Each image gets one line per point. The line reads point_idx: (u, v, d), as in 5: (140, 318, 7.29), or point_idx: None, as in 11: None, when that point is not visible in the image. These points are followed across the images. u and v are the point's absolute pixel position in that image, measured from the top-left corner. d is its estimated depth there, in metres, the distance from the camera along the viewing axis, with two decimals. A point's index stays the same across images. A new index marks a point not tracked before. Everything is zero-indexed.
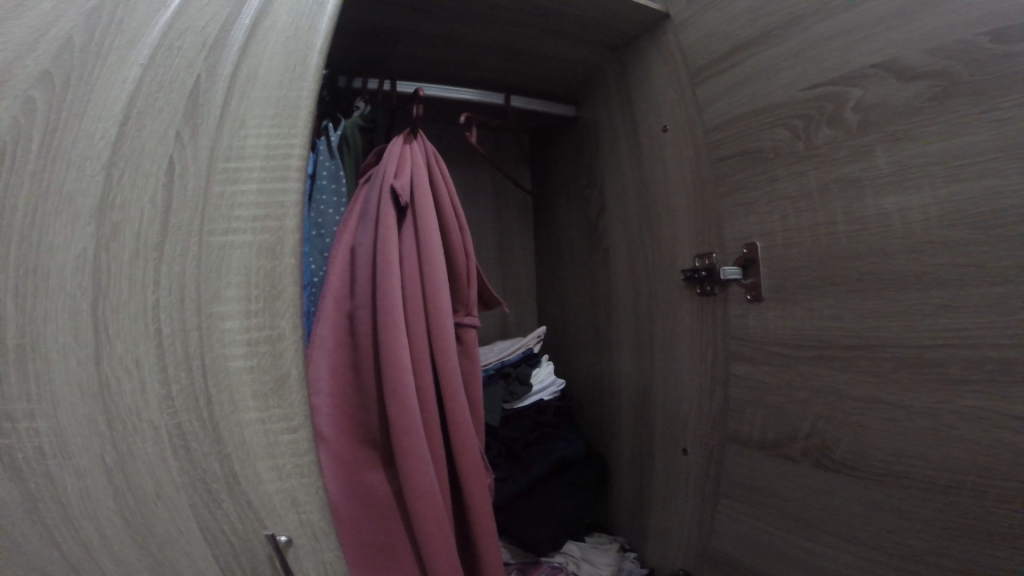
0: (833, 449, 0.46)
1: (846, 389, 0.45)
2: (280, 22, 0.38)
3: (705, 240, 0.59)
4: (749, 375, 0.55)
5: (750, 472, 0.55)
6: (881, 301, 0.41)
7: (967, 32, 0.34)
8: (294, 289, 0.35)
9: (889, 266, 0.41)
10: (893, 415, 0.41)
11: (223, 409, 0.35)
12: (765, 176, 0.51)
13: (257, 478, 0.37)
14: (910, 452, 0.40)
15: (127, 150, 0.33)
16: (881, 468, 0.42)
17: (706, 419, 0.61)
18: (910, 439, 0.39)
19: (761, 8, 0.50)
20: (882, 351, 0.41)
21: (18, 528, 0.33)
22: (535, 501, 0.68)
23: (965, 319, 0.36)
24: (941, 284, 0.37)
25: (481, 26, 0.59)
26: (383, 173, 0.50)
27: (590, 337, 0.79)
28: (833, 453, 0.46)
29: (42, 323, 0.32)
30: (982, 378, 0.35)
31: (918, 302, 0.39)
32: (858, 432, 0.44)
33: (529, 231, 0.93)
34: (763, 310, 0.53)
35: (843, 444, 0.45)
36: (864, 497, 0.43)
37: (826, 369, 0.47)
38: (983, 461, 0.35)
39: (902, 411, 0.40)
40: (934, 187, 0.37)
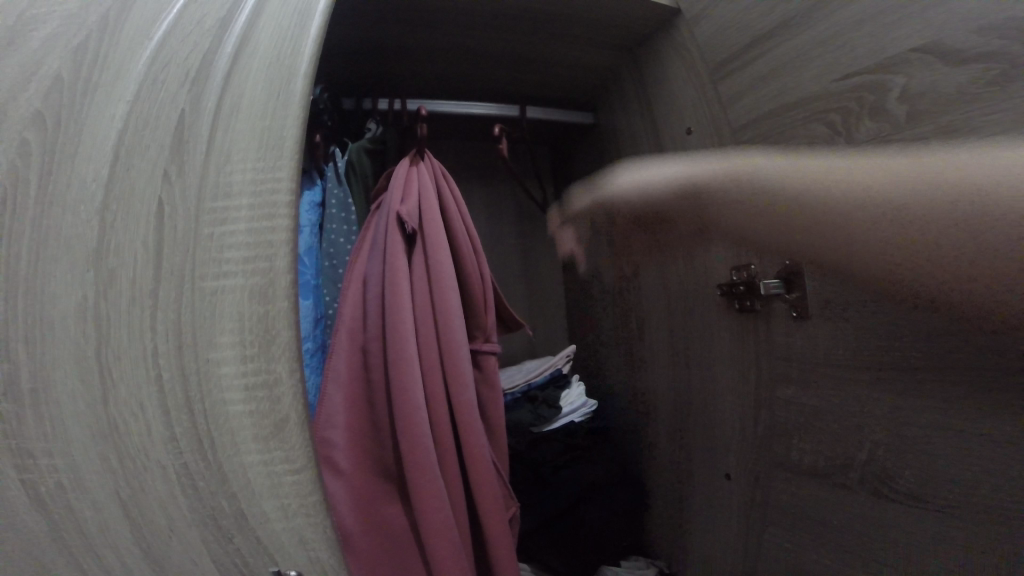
0: (894, 479, 0.41)
1: (909, 414, 0.40)
2: (262, 47, 0.38)
3: (742, 250, 0.53)
4: (795, 396, 0.50)
5: (798, 493, 0.51)
6: (946, 316, 0.36)
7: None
8: (288, 332, 0.34)
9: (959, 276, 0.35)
10: (967, 444, 0.36)
11: (225, 450, 0.35)
12: (804, 179, 0.46)
13: (263, 516, 0.36)
14: (988, 486, 0.35)
15: (118, 192, 0.33)
16: (946, 499, 0.38)
17: (749, 440, 0.56)
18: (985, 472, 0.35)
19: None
20: (947, 370, 0.37)
21: (47, 554, 0.35)
22: None
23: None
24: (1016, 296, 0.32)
25: (494, 36, 0.58)
26: (390, 199, 0.48)
27: (622, 352, 0.75)
28: (893, 484, 0.41)
29: (52, 365, 0.32)
30: None
31: (991, 317, 0.34)
32: (922, 460, 0.39)
33: (557, 241, 0.90)
34: (810, 327, 0.47)
35: (902, 471, 0.41)
36: (931, 530, 0.39)
37: (884, 393, 0.41)
38: None
39: (978, 439, 0.35)
40: (1008, 184, 0.32)
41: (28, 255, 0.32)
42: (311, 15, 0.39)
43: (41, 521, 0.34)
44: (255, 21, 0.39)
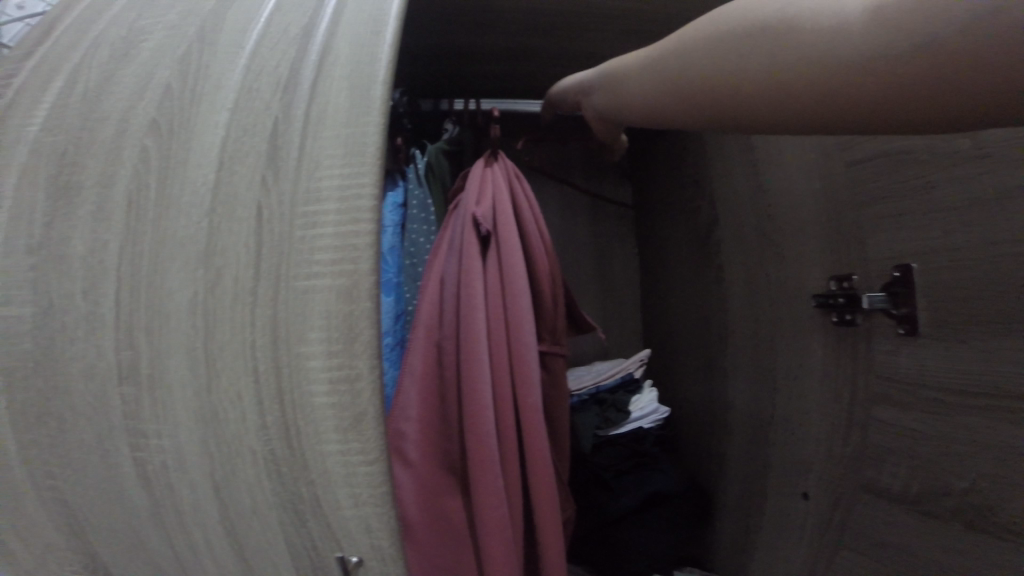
0: (998, 514, 0.37)
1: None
2: (343, 54, 0.40)
3: (841, 256, 0.48)
4: (895, 420, 0.45)
5: (889, 530, 0.46)
6: None
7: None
8: (371, 330, 0.34)
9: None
10: None
11: (309, 439, 0.36)
12: (920, 180, 0.41)
13: (336, 503, 0.37)
14: None
15: (223, 196, 0.36)
16: None
17: (836, 464, 0.51)
18: None
19: None
20: None
21: (147, 521, 0.38)
22: (619, 535, 0.62)
23: None
24: None
25: (569, 29, 0.56)
26: (466, 199, 0.49)
27: (697, 359, 0.71)
28: (997, 520, 0.37)
29: (163, 353, 0.35)
30: None
31: None
32: None
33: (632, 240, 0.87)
34: (917, 346, 0.42)
35: (1014, 511, 0.36)
36: None
37: (1006, 430, 0.36)
38: None
39: None
40: None
41: (149, 250, 0.35)
42: (384, 23, 0.41)
43: (147, 495, 0.37)
44: (336, 31, 0.41)
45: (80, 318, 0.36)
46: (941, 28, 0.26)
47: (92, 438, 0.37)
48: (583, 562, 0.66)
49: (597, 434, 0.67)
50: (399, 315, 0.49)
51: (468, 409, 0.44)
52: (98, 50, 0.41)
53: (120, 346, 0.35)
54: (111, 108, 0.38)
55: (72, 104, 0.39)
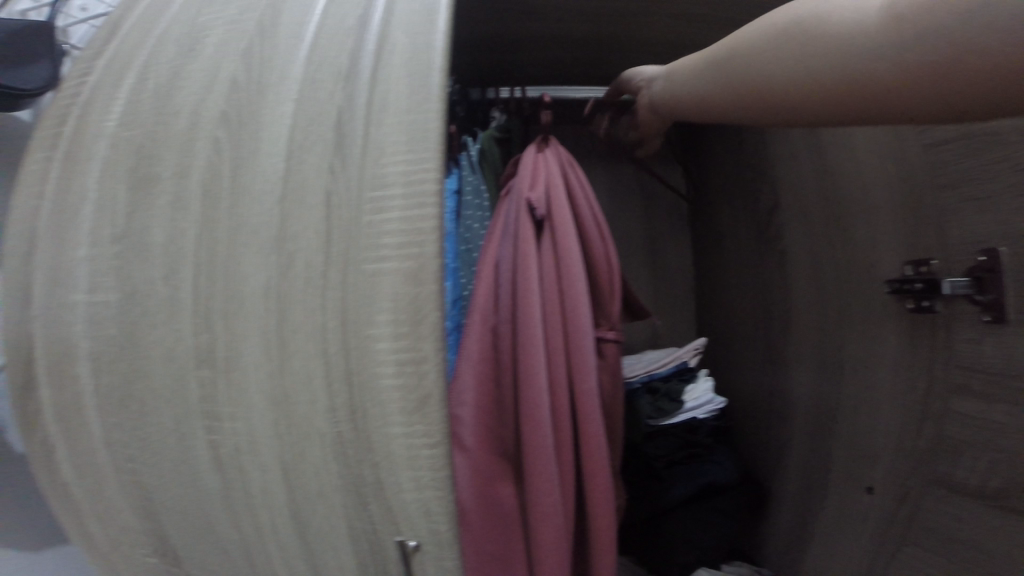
0: None
1: None
2: (399, 43, 0.39)
3: (917, 240, 0.46)
4: (975, 413, 0.42)
5: (960, 529, 0.43)
6: None
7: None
8: (436, 313, 0.34)
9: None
10: None
11: (375, 421, 0.36)
12: (1010, 160, 0.38)
13: (398, 486, 0.37)
14: None
15: (293, 184, 0.36)
16: None
17: (906, 458, 0.48)
18: None
19: None
20: None
21: (218, 501, 0.39)
22: (668, 526, 0.61)
23: None
24: None
25: (621, 15, 0.55)
26: (520, 185, 0.48)
27: (759, 348, 0.69)
28: None
29: (239, 340, 0.36)
30: None
31: None
32: None
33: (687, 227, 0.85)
34: (1000, 335, 0.39)
35: None
36: None
37: None
38: None
39: None
40: None
41: (224, 238, 0.37)
42: (436, 12, 0.40)
43: (218, 476, 0.39)
44: (391, 20, 0.41)
45: (161, 304, 0.37)
46: (954, 22, 0.31)
47: (170, 419, 0.38)
48: (631, 550, 0.66)
49: (648, 423, 0.65)
50: (456, 301, 0.49)
51: (526, 395, 0.43)
52: (164, 48, 0.42)
53: (197, 330, 0.37)
54: (181, 102, 0.40)
55: (145, 100, 0.40)
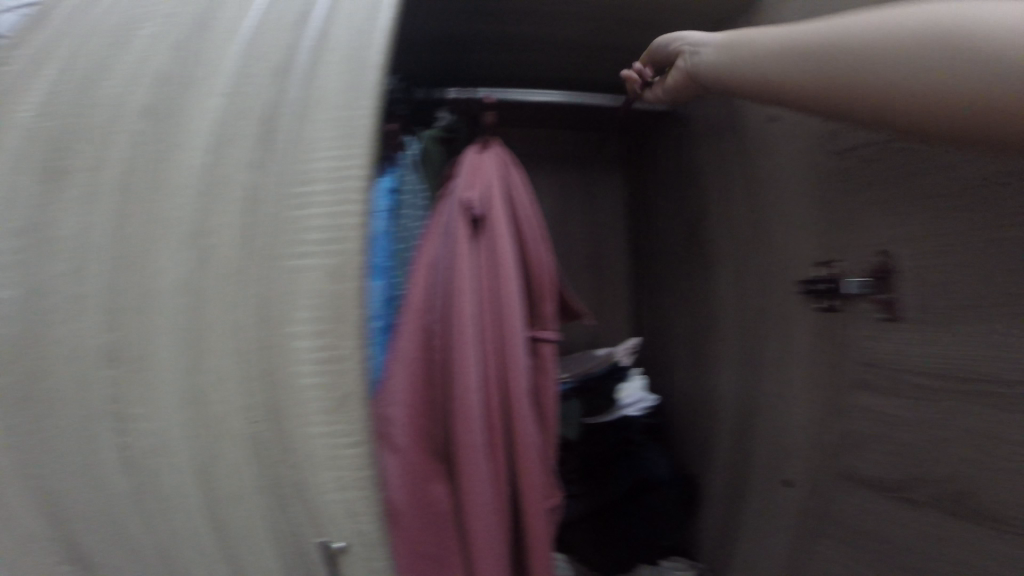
0: (978, 503, 0.38)
1: (1007, 438, 0.36)
2: (338, 42, 0.40)
3: (825, 243, 0.49)
4: (874, 407, 0.46)
5: (867, 517, 0.47)
6: None
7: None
8: (358, 311, 0.34)
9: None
10: None
11: (295, 420, 0.36)
12: (904, 169, 0.42)
13: (320, 487, 0.37)
14: None
15: (216, 177, 0.35)
16: None
17: (816, 452, 0.52)
18: None
19: None
20: None
21: (129, 507, 0.37)
22: (606, 524, 0.64)
23: None
24: None
25: (564, 22, 0.56)
26: (457, 185, 0.48)
27: (686, 349, 0.72)
28: (977, 508, 0.38)
29: (155, 336, 0.35)
30: None
31: None
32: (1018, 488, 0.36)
33: (622, 232, 0.87)
34: (895, 334, 0.43)
35: (996, 501, 0.37)
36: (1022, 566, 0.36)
37: (982, 413, 0.38)
38: None
39: None
40: None
41: (139, 232, 0.35)
42: (382, 11, 0.42)
43: (129, 481, 0.37)
44: (332, 23, 0.41)
45: (66, 300, 0.35)
46: (968, 77, 0.30)
47: (76, 418, 0.36)
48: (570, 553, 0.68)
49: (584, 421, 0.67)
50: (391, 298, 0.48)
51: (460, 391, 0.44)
52: (90, 41, 0.40)
53: (107, 328, 0.35)
54: (102, 91, 0.38)
55: (60, 88, 0.38)
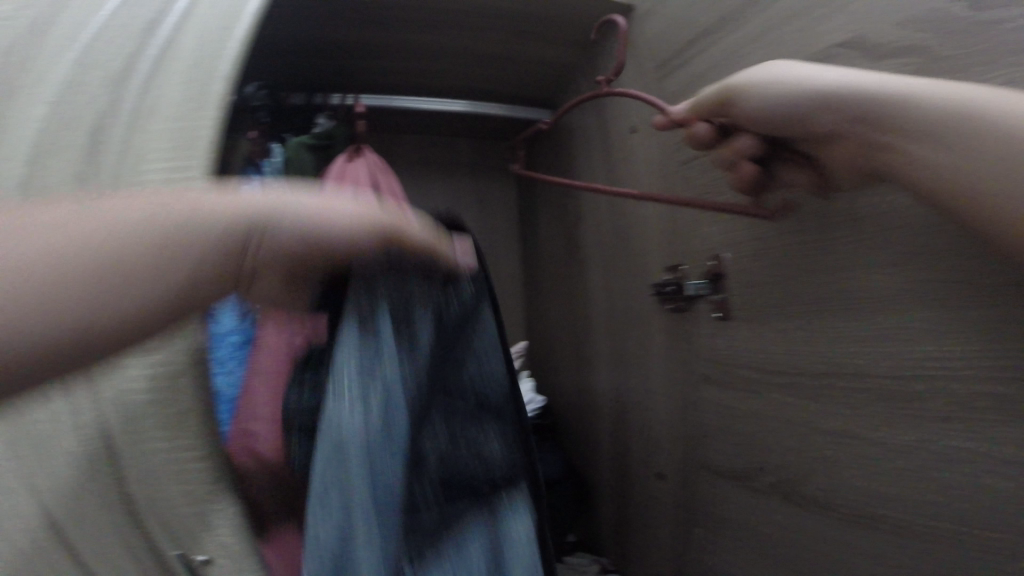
0: (806, 486, 0.43)
1: (819, 421, 0.41)
2: (185, 49, 0.39)
3: (676, 248, 0.54)
4: (720, 399, 0.50)
5: (724, 504, 0.51)
6: (861, 317, 0.38)
7: (942, 1, 0.34)
8: (194, 324, 0.34)
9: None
10: (871, 451, 0.38)
11: (131, 437, 0.35)
12: (731, 177, 0.46)
13: (169, 502, 0.36)
14: (890, 496, 0.37)
15: (33, 193, 0.35)
16: (856, 509, 0.39)
17: (680, 445, 0.55)
18: (889, 482, 0.37)
19: None
20: (857, 380, 0.38)
21: None
22: None
23: (953, 324, 0.32)
24: (923, 294, 0.34)
25: (438, 33, 0.59)
26: None
27: (569, 351, 0.75)
28: (805, 490, 0.43)
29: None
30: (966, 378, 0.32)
31: (902, 318, 0.35)
32: (832, 467, 0.41)
33: (515, 239, 0.90)
34: (731, 330, 0.48)
35: (819, 482, 0.42)
36: (841, 538, 0.40)
37: (796, 398, 0.43)
38: (971, 485, 0.32)
39: (881, 448, 0.37)
40: None
41: None
42: (239, 18, 0.40)
43: None
44: (184, 30, 0.40)
45: None
46: None
47: None
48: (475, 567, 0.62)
49: None
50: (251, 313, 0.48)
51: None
52: None
53: None
54: None
55: None
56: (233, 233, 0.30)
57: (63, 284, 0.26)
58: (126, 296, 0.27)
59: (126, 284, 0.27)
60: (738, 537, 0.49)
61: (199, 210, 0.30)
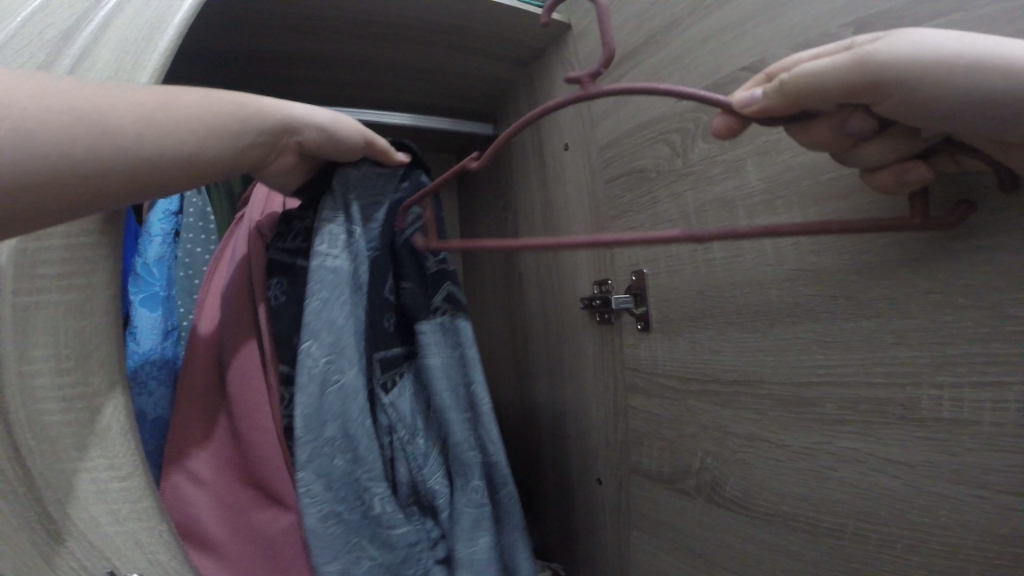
0: (723, 488, 0.46)
1: (730, 426, 0.44)
2: (102, 59, 0.40)
3: (601, 262, 0.57)
4: (645, 407, 0.53)
5: (654, 507, 0.53)
6: (770, 334, 0.41)
7: (824, 35, 0.37)
8: (111, 344, 0.36)
9: (780, 291, 0.40)
10: (775, 453, 0.41)
11: (46, 459, 0.35)
12: (648, 195, 0.49)
13: (93, 521, 0.37)
14: (795, 495, 0.40)
15: None
16: (770, 509, 0.42)
17: (614, 452, 0.58)
18: (794, 481, 0.40)
19: (644, 15, 0.52)
20: (762, 388, 0.42)
21: None
22: None
23: (847, 336, 0.37)
24: (822, 314, 0.38)
25: (374, 46, 0.60)
26: (250, 215, 0.51)
27: (511, 360, 0.77)
28: (723, 492, 0.46)
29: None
30: (862, 383, 0.36)
31: (799, 330, 0.39)
32: (745, 469, 0.44)
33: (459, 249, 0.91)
34: (653, 341, 0.51)
35: (734, 484, 0.45)
36: (757, 536, 0.43)
37: (710, 405, 0.46)
38: (864, 480, 0.36)
39: (784, 449, 0.41)
40: (803, 206, 0.37)
41: None
42: (162, 31, 0.41)
43: None
44: (102, 37, 0.40)
45: None
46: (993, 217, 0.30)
47: None
48: None
49: None
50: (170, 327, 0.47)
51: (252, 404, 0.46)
52: None
53: None
54: None
55: None
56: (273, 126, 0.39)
57: (119, 131, 0.30)
58: (171, 144, 0.32)
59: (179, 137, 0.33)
60: (668, 537, 0.52)
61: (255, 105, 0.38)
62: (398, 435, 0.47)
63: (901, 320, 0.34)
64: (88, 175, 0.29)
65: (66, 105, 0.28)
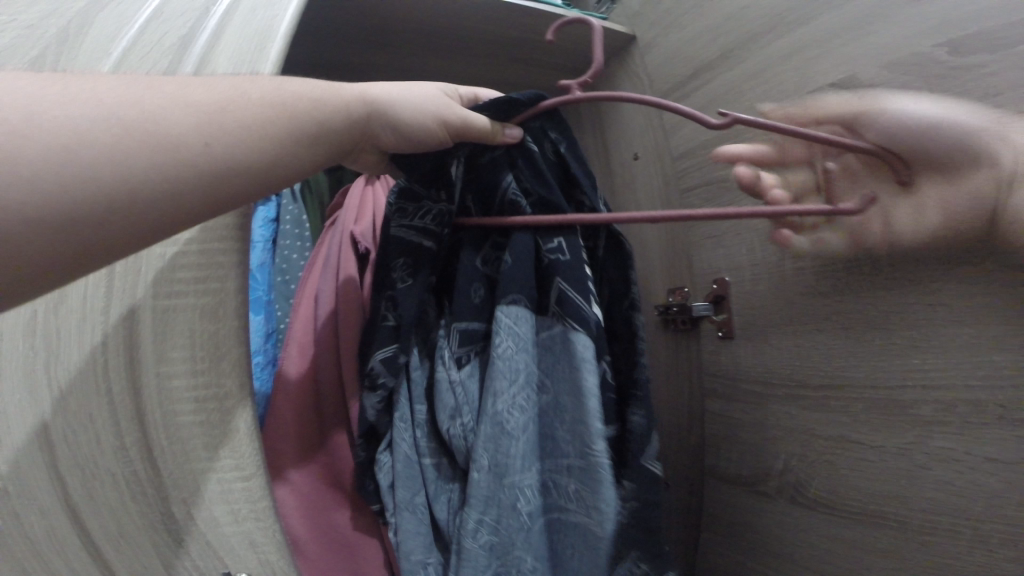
0: (809, 489, 0.48)
1: (818, 428, 0.47)
2: (219, 69, 0.41)
3: (676, 275, 0.62)
4: (722, 409, 0.58)
5: (730, 506, 0.57)
6: (848, 338, 0.44)
7: (924, 49, 0.38)
8: (239, 348, 0.37)
9: (873, 300, 0.42)
10: (865, 455, 0.43)
11: (175, 459, 0.36)
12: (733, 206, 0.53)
13: (213, 521, 0.38)
14: (881, 495, 0.42)
15: None
16: (857, 508, 0.44)
17: (686, 452, 0.64)
18: (886, 482, 0.41)
19: (720, 30, 0.55)
20: (852, 392, 0.44)
21: None
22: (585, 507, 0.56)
23: (932, 338, 0.38)
24: (913, 320, 0.40)
25: (455, 59, 0.63)
26: (345, 220, 0.53)
27: None
28: (809, 493, 0.48)
29: (33, 371, 0.34)
30: (955, 385, 0.37)
31: (886, 337, 0.41)
32: (831, 471, 0.46)
33: None
34: (733, 346, 0.56)
35: (819, 484, 0.47)
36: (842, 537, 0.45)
37: (796, 407, 0.49)
38: (951, 479, 0.37)
39: (874, 451, 0.42)
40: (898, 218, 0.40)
41: None
42: (272, 40, 0.42)
43: None
44: (218, 47, 0.42)
45: None
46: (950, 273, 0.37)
47: None
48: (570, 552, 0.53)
49: None
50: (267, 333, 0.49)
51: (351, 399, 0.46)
52: None
53: None
54: None
55: None
56: (346, 121, 0.36)
57: (193, 138, 0.28)
58: (251, 149, 0.30)
59: (256, 142, 0.30)
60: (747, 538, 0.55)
61: (327, 98, 0.35)
62: (461, 420, 0.44)
63: (997, 326, 0.34)
64: (181, 193, 0.27)
65: (138, 120, 0.27)
